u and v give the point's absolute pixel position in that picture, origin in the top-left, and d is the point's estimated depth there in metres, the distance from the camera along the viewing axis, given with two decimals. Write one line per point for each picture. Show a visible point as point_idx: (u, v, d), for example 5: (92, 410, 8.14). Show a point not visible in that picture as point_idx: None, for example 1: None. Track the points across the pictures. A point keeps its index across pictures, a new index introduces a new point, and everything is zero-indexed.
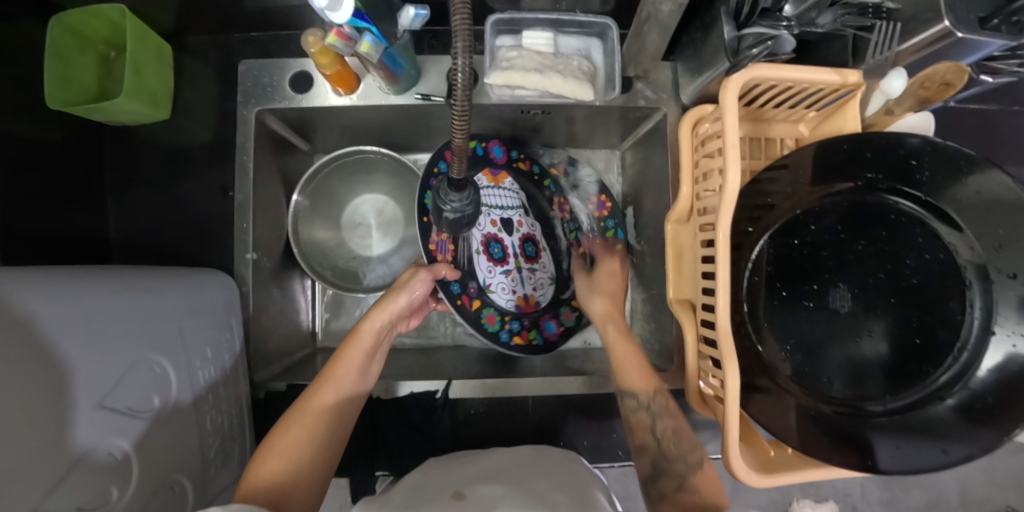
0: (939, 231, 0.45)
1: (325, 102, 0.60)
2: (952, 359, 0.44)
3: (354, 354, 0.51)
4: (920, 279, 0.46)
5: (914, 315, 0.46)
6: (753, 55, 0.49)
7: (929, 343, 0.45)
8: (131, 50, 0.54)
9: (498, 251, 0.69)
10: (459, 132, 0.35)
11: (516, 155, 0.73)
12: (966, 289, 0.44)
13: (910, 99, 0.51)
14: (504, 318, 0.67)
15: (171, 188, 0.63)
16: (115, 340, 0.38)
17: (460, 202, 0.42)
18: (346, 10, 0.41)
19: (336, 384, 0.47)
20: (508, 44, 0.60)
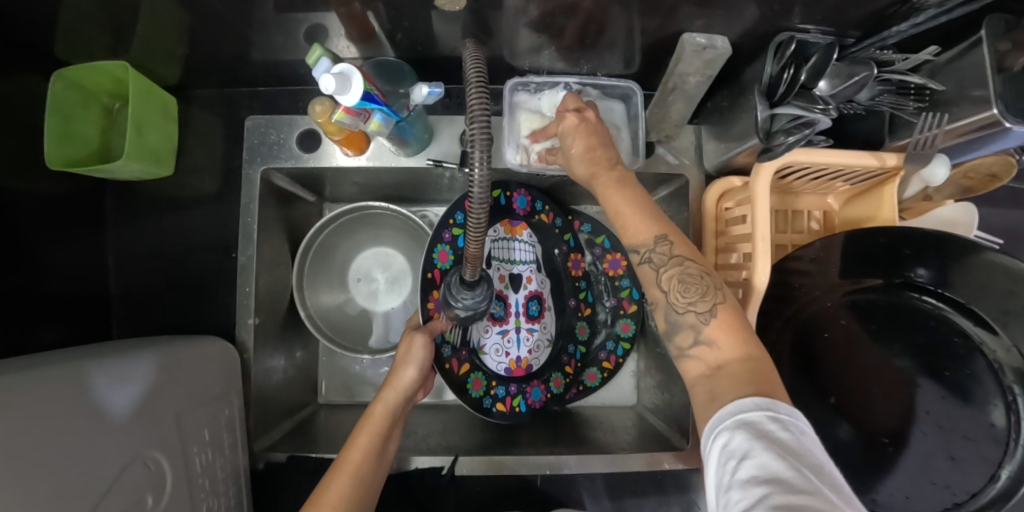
0: (984, 346, 0.41)
1: (332, 162, 0.59)
2: (990, 484, 0.40)
3: (366, 441, 0.47)
4: (957, 394, 0.42)
5: (956, 429, 0.42)
6: (788, 142, 0.44)
7: (961, 464, 0.41)
8: (134, 110, 0.52)
9: (500, 310, 0.69)
10: (473, 241, 0.35)
11: (541, 206, 0.69)
12: (1005, 413, 0.40)
13: (951, 187, 0.50)
14: (490, 383, 0.65)
15: (173, 244, 0.61)
16: (114, 437, 0.35)
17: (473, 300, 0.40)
18: (356, 92, 0.39)
19: (349, 475, 0.43)
20: (527, 106, 0.57)
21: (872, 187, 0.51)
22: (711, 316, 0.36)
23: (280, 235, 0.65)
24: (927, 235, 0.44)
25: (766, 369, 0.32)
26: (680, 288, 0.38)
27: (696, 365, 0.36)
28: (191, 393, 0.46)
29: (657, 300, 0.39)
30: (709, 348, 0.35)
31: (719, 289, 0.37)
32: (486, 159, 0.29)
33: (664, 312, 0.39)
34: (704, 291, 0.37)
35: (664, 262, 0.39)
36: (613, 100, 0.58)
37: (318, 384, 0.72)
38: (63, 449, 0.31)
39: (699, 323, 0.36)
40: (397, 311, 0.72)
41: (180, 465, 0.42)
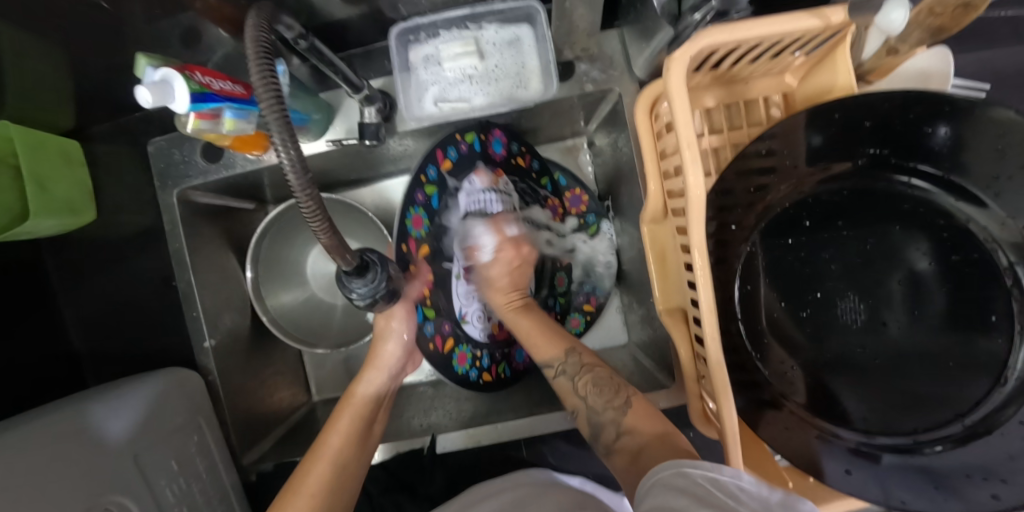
0: (972, 225, 0.36)
1: (244, 166, 0.56)
2: (996, 389, 0.35)
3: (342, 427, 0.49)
4: (950, 284, 0.37)
5: (948, 331, 0.37)
6: (697, 20, 0.39)
7: (968, 362, 0.37)
8: (30, 167, 0.51)
9: (477, 274, 0.63)
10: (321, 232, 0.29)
11: (517, 149, 0.63)
12: (1013, 297, 0.35)
13: (916, 33, 0.38)
14: (476, 354, 0.62)
15: (120, 285, 0.62)
16: (61, 485, 0.36)
17: (368, 286, 0.37)
18: (182, 98, 0.36)
19: (328, 460, 0.45)
20: (423, 56, 0.52)
21: (825, 52, 0.42)
22: (626, 406, 0.43)
23: (226, 251, 0.64)
24: (890, 98, 0.35)
25: (672, 432, 0.37)
26: (593, 389, 0.46)
27: (624, 456, 0.40)
28: (146, 432, 0.47)
29: (578, 407, 0.47)
30: (629, 435, 0.40)
31: (622, 387, 0.45)
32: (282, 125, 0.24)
33: (588, 417, 0.45)
34: (615, 389, 0.45)
35: (575, 372, 0.49)
36: (517, 24, 0.52)
37: (308, 383, 0.74)
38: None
39: (619, 417, 0.42)
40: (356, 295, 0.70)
41: (147, 502, 0.44)
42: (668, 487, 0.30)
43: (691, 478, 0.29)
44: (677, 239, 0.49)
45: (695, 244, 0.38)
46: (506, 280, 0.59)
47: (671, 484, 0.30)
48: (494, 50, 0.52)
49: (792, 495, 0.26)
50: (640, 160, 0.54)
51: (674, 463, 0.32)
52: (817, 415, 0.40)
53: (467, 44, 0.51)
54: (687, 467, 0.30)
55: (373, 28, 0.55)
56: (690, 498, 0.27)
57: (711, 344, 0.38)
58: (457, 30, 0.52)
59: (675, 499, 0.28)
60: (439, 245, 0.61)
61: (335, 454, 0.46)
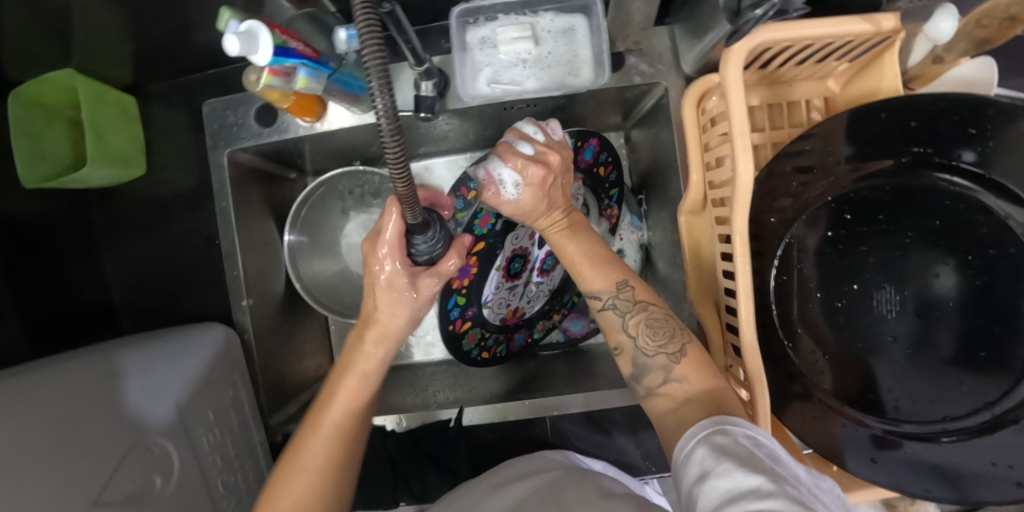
0: (1012, 220, 0.37)
1: (296, 132, 0.57)
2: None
3: (322, 445, 0.38)
4: (986, 278, 0.38)
5: (981, 324, 0.39)
6: (757, 16, 0.39)
7: (999, 356, 0.38)
8: (90, 117, 0.52)
9: (517, 266, 0.59)
10: (404, 194, 0.26)
11: (602, 158, 0.61)
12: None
13: (963, 42, 0.41)
14: (484, 334, 0.59)
15: (162, 242, 0.63)
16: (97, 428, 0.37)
17: (427, 245, 0.36)
18: (265, 50, 0.37)
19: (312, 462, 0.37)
20: (481, 37, 0.54)
21: (872, 57, 0.45)
22: (682, 354, 0.39)
23: (266, 216, 0.66)
24: (938, 100, 0.37)
25: (725, 398, 0.35)
26: (648, 331, 0.40)
27: (665, 401, 0.38)
28: (188, 379, 0.48)
29: (624, 345, 0.42)
30: (679, 384, 0.38)
31: (681, 332, 0.40)
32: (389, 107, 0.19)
33: (633, 357, 0.41)
34: (671, 334, 0.40)
35: (628, 308, 0.42)
36: (573, 14, 0.54)
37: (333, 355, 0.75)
38: (55, 453, 0.33)
39: (670, 363, 0.39)
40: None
41: (185, 446, 0.45)
42: (707, 443, 0.29)
43: (738, 440, 0.28)
44: (714, 230, 0.51)
45: (738, 230, 0.40)
46: (536, 201, 0.41)
47: (711, 442, 0.29)
48: (548, 37, 0.54)
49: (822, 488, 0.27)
50: (681, 153, 0.55)
51: (715, 420, 0.31)
52: (845, 403, 0.42)
53: (523, 29, 0.52)
54: (728, 428, 0.29)
55: (432, 8, 0.57)
56: (740, 461, 0.26)
57: (746, 328, 0.40)
58: (515, 15, 0.54)
59: (719, 458, 0.27)
60: (496, 243, 0.53)
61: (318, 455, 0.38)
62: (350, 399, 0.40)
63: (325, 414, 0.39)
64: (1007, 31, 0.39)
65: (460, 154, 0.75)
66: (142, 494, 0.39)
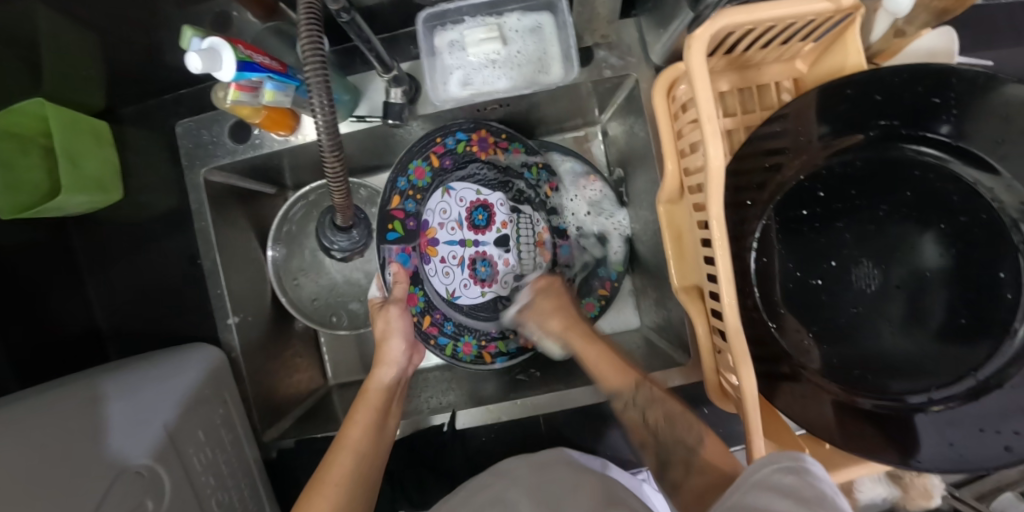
0: (980, 187, 0.38)
1: (273, 147, 0.57)
2: (1006, 346, 0.37)
3: (347, 456, 0.43)
4: (959, 247, 0.39)
5: (958, 291, 0.39)
6: (716, 2, 0.41)
7: (980, 322, 0.38)
8: (63, 145, 0.52)
9: (482, 217, 0.67)
10: (337, 191, 0.37)
11: (444, 340, 0.63)
12: (1020, 255, 0.36)
13: (923, 14, 0.41)
14: (535, 170, 0.68)
15: (144, 266, 0.63)
16: (77, 456, 0.36)
17: (350, 240, 0.44)
18: (229, 66, 0.36)
19: (351, 449, 0.43)
20: (448, 41, 0.54)
21: (835, 35, 0.45)
22: (700, 446, 0.43)
23: (249, 233, 0.66)
24: (901, 72, 0.37)
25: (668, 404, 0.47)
26: (666, 425, 0.46)
27: (686, 493, 0.40)
28: (177, 398, 0.47)
29: (648, 441, 0.47)
30: (697, 473, 0.41)
31: (694, 425, 0.45)
32: (324, 104, 0.31)
33: (656, 454, 0.46)
34: (688, 427, 0.45)
35: (647, 405, 0.47)
36: (539, 11, 0.54)
37: (324, 368, 0.75)
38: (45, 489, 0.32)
39: (691, 456, 0.42)
40: (365, 278, 0.70)
41: (177, 467, 0.43)
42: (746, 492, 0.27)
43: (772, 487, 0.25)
44: (693, 216, 0.51)
45: (714, 218, 0.39)
46: (555, 318, 0.58)
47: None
48: (517, 37, 0.54)
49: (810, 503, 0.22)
50: (656, 143, 0.56)
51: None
52: (832, 380, 0.42)
53: (490, 30, 0.53)
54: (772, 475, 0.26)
55: (399, 14, 0.57)
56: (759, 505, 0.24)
57: (729, 313, 0.39)
58: (482, 17, 0.54)
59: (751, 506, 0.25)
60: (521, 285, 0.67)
61: (358, 445, 0.44)
62: (365, 419, 0.47)
63: (345, 436, 0.45)
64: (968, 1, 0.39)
65: None
66: None
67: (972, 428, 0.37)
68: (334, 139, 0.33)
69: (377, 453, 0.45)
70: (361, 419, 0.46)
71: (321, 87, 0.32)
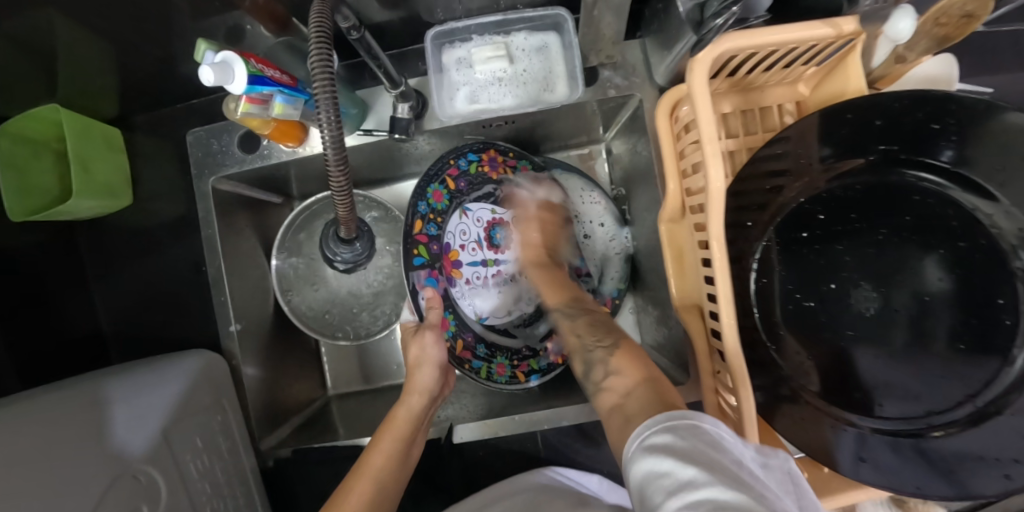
0: (979, 213, 0.38)
1: (280, 158, 0.58)
2: (1006, 371, 0.37)
3: (364, 487, 0.40)
4: (960, 271, 0.39)
5: (960, 315, 0.39)
6: (718, 26, 0.41)
7: (983, 347, 0.38)
8: (76, 149, 0.53)
9: (499, 236, 0.67)
10: (341, 204, 0.37)
11: (479, 362, 0.63)
12: (1019, 280, 0.37)
13: (924, 41, 0.41)
14: (543, 186, 0.69)
15: (149, 272, 0.63)
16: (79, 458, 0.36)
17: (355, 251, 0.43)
18: (240, 79, 0.37)
19: (370, 478, 0.41)
20: (456, 59, 0.56)
21: (836, 60, 0.45)
22: (614, 347, 0.46)
23: (254, 241, 0.66)
24: (902, 98, 0.37)
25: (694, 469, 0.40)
26: (592, 331, 0.52)
27: (609, 398, 0.40)
28: (175, 404, 0.47)
29: (578, 348, 0.52)
30: (619, 380, 0.41)
31: (612, 333, 0.51)
32: (331, 119, 0.32)
33: (582, 356, 0.50)
34: (607, 332, 0.51)
35: (574, 313, 0.58)
36: (545, 31, 0.55)
37: (324, 378, 0.75)
38: (46, 485, 0.32)
39: (606, 354, 0.46)
40: (367, 290, 0.70)
41: (173, 473, 0.43)
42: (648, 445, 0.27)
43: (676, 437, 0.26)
44: (694, 236, 0.51)
45: (714, 239, 0.39)
46: (536, 234, 0.65)
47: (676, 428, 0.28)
48: (523, 55, 0.55)
49: (767, 468, 0.25)
50: (659, 162, 0.56)
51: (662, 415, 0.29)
52: (832, 402, 0.42)
53: (498, 48, 0.54)
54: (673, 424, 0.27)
55: (409, 31, 0.58)
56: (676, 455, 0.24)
57: (728, 335, 0.39)
58: (489, 35, 0.55)
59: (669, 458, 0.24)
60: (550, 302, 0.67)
61: (377, 473, 0.42)
62: (389, 447, 0.44)
63: (366, 464, 0.42)
64: (969, 28, 0.40)
65: None
66: None
67: (972, 454, 0.37)
68: (338, 153, 0.33)
69: (393, 489, 0.42)
70: (385, 445, 0.45)
71: (328, 102, 0.32)
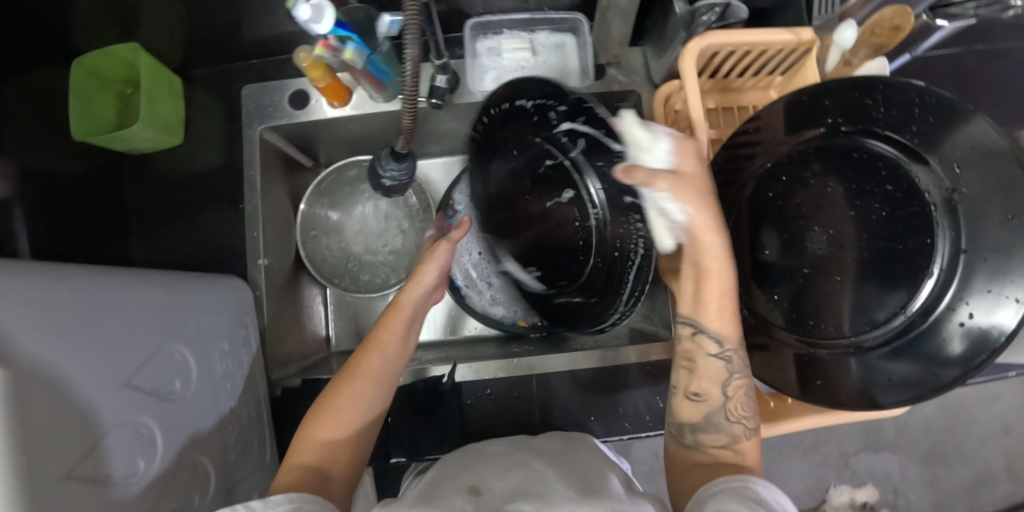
0: (903, 162, 0.47)
1: (322, 116, 0.66)
2: (928, 289, 0.46)
3: (379, 358, 0.46)
4: (890, 209, 0.48)
5: (890, 244, 0.48)
6: (705, 23, 0.53)
7: (909, 270, 0.47)
8: (145, 84, 0.60)
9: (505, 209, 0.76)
10: (409, 108, 0.42)
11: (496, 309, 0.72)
12: (934, 214, 0.46)
13: (864, 48, 0.52)
14: None
15: (185, 206, 0.69)
16: (133, 324, 0.41)
17: (399, 172, 0.47)
18: (327, 22, 0.46)
19: (382, 352, 0.46)
20: (487, 46, 0.66)
21: (796, 68, 0.58)
22: (736, 387, 0.44)
23: (285, 192, 0.72)
24: (843, 83, 0.48)
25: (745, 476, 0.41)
26: (740, 400, 0.44)
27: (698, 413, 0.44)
28: (205, 307, 0.52)
29: (712, 397, 0.44)
30: (741, 383, 0.44)
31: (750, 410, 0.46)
32: (416, 45, 0.38)
33: (714, 408, 0.44)
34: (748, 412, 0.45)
35: (738, 368, 0.44)
36: (564, 32, 0.66)
37: (329, 335, 0.78)
38: (103, 341, 0.37)
39: (740, 435, 0.43)
40: (382, 249, 0.76)
41: (201, 363, 0.48)
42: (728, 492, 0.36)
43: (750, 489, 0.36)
44: None
45: None
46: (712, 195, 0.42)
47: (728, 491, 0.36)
48: (544, 50, 0.66)
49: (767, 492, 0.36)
50: None
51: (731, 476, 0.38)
52: (789, 335, 0.50)
53: (523, 42, 0.65)
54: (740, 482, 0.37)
55: (448, 22, 0.69)
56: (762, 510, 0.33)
57: None
58: (517, 30, 0.66)
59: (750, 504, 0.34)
60: None
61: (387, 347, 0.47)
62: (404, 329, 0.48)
63: (381, 339, 0.47)
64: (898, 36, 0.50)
65: (458, 155, 0.85)
66: (163, 393, 0.43)
67: (908, 364, 0.45)
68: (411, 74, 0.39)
69: (398, 366, 0.47)
70: (393, 325, 0.48)
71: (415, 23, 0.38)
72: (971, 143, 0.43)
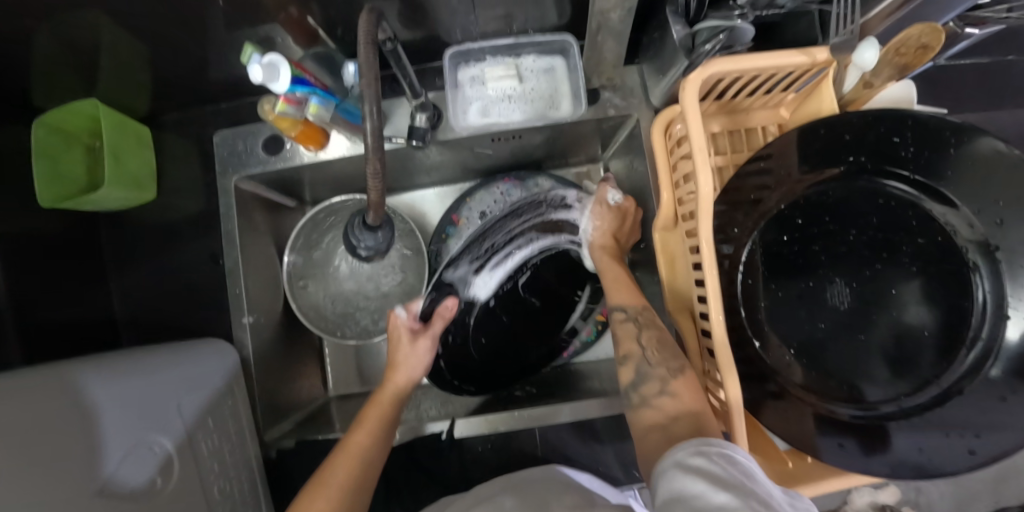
0: (933, 212, 0.44)
1: (299, 161, 0.62)
2: (965, 353, 0.42)
3: (370, 421, 0.48)
4: (921, 264, 0.44)
5: (920, 302, 0.44)
6: (708, 51, 0.47)
7: (942, 332, 0.44)
8: (108, 141, 0.57)
9: None
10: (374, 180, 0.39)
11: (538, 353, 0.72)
12: (972, 274, 0.42)
13: (886, 69, 0.47)
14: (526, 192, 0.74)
15: (165, 262, 0.66)
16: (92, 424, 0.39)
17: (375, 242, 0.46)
18: (284, 79, 0.42)
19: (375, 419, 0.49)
20: (468, 77, 0.61)
21: (812, 86, 0.52)
22: (675, 378, 0.44)
23: (267, 238, 0.69)
24: (863, 115, 0.43)
25: (710, 428, 0.38)
26: (648, 366, 0.46)
27: (661, 433, 0.40)
28: (183, 385, 0.49)
29: (626, 382, 0.47)
30: (672, 406, 0.42)
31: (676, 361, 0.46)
32: (374, 110, 0.35)
33: (636, 388, 0.46)
34: (664, 371, 0.45)
35: (638, 347, 0.48)
36: (552, 55, 0.61)
37: (325, 378, 0.76)
38: (57, 453, 0.34)
39: (666, 386, 0.44)
40: (374, 291, 0.72)
41: (186, 450, 0.46)
42: (682, 464, 0.29)
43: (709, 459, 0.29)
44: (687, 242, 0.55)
45: (704, 241, 0.42)
46: None
47: (688, 464, 0.29)
48: (532, 75, 0.61)
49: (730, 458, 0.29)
50: (653, 175, 0.61)
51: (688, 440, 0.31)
52: (812, 393, 0.45)
53: (509, 69, 0.60)
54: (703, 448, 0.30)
55: (428, 50, 0.64)
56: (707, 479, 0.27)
57: (717, 326, 0.41)
58: (501, 57, 0.61)
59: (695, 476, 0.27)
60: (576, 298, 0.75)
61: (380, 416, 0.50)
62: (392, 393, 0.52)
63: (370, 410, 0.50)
64: (925, 57, 0.45)
65: (449, 184, 0.81)
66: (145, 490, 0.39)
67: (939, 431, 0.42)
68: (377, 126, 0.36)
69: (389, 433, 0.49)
70: (382, 398, 0.51)
71: (367, 77, 0.35)
72: (1017, 193, 0.40)
